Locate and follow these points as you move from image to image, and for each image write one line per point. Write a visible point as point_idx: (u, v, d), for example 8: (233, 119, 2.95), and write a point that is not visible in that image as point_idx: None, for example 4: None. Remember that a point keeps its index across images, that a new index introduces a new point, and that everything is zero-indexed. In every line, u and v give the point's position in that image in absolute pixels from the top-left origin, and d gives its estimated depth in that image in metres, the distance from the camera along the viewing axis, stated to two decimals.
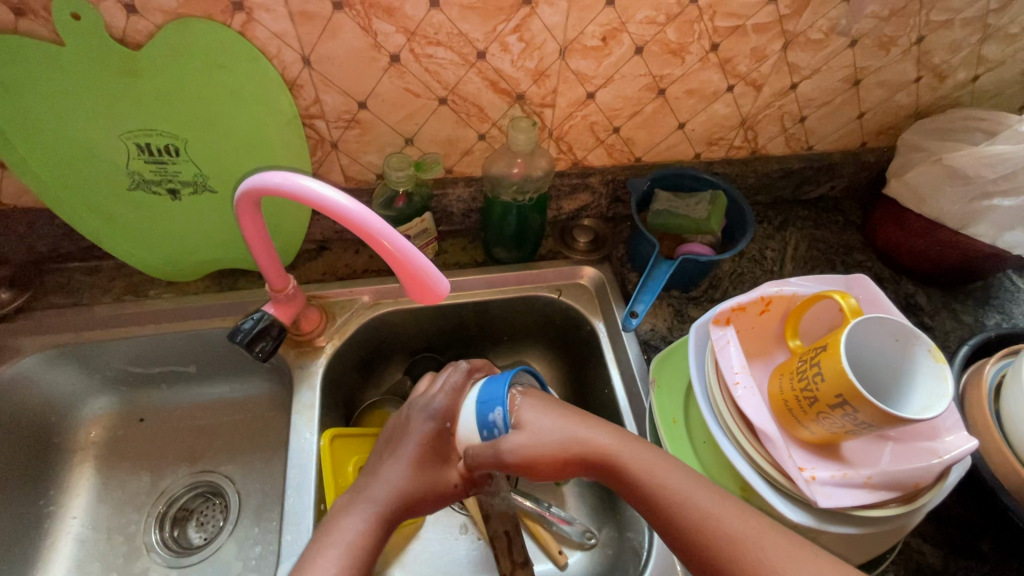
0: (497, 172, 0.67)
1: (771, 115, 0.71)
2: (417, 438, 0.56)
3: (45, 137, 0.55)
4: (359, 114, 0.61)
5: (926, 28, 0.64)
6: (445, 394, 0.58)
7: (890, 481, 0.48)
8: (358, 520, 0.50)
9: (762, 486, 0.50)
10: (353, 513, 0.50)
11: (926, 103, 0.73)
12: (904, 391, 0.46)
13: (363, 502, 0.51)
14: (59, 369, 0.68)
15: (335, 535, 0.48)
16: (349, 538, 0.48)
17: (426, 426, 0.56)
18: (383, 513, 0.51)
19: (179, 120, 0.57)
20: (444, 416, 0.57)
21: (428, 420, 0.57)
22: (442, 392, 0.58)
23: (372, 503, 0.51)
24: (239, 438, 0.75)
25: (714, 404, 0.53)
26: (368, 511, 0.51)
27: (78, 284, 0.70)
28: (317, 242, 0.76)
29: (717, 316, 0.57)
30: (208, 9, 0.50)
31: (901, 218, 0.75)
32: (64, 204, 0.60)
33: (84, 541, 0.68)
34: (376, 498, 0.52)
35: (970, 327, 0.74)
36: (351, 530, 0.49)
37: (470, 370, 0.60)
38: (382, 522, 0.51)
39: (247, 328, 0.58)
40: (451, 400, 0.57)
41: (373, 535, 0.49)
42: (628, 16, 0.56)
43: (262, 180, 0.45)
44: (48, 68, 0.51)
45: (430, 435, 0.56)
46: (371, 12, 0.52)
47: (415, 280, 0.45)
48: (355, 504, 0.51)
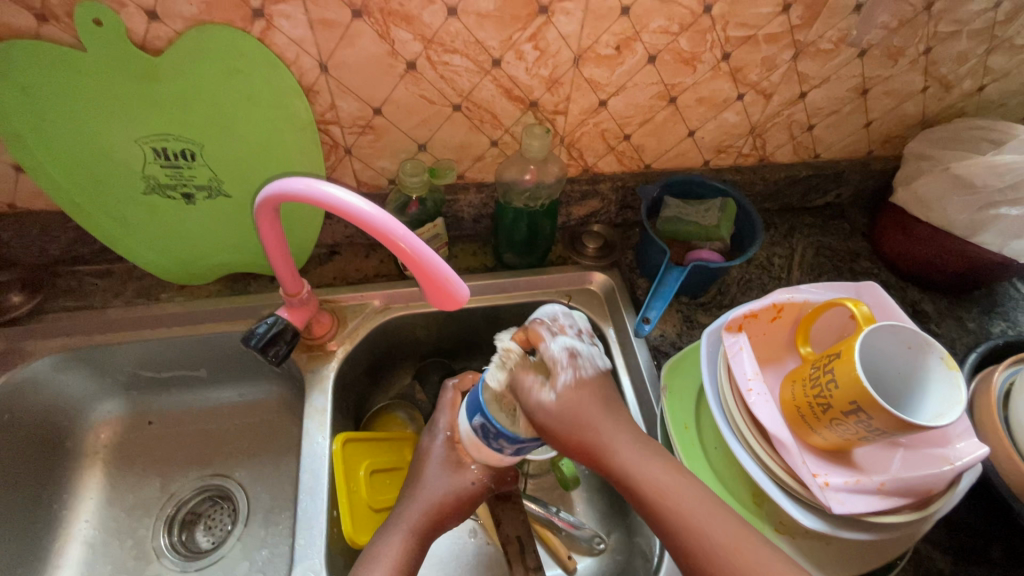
0: (509, 178, 0.67)
1: (780, 123, 0.72)
2: (437, 453, 0.58)
3: (62, 140, 0.55)
4: (374, 120, 0.61)
5: (933, 39, 0.65)
6: (446, 412, 0.61)
7: (903, 487, 0.49)
8: (395, 539, 0.52)
9: (775, 492, 0.50)
10: (391, 534, 0.53)
11: (933, 112, 0.74)
12: (917, 398, 0.47)
13: (399, 522, 0.54)
14: (70, 372, 0.68)
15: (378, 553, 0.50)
16: (390, 554, 0.50)
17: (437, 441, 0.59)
18: (418, 528, 0.53)
19: (195, 124, 0.57)
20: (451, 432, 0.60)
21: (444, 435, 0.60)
22: (444, 411, 0.61)
23: (407, 522, 0.54)
24: (248, 442, 0.75)
25: (727, 410, 0.54)
26: (404, 527, 0.53)
27: (90, 287, 0.70)
28: (327, 246, 0.77)
29: (729, 322, 0.57)
30: (229, 15, 0.51)
31: (907, 226, 0.75)
32: (79, 207, 0.60)
33: (95, 545, 0.68)
34: (409, 514, 0.54)
35: (975, 334, 0.74)
36: (394, 548, 0.51)
37: (459, 386, 0.62)
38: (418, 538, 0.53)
39: (261, 332, 0.58)
40: (452, 417, 0.61)
41: (415, 552, 0.52)
42: (643, 25, 0.57)
43: (283, 186, 0.45)
44: (68, 73, 0.51)
45: (449, 450, 0.58)
46: (389, 20, 0.52)
47: (434, 285, 0.45)
48: (390, 525, 0.54)
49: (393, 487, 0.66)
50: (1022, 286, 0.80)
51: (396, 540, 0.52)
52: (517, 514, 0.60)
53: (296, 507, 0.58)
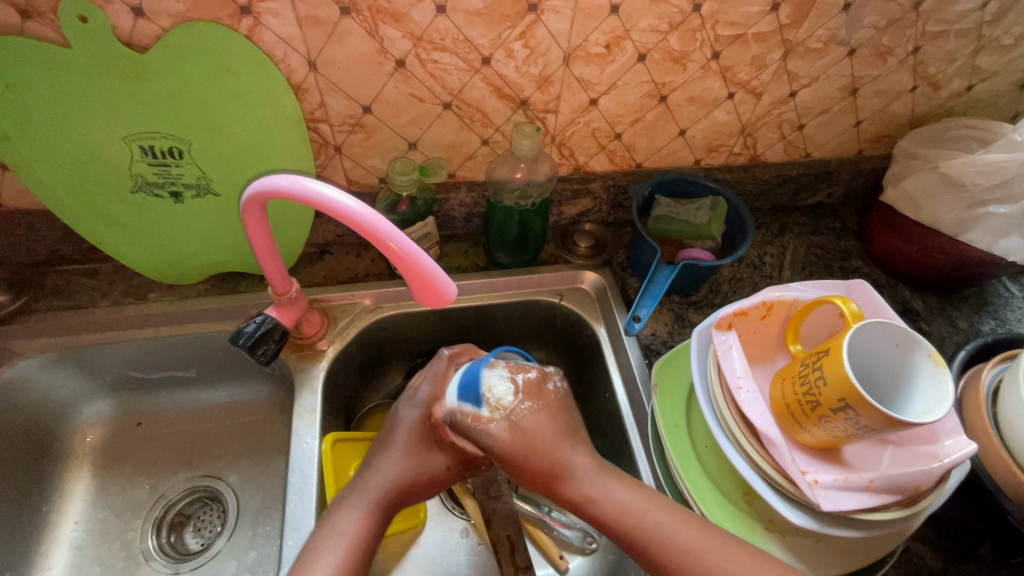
0: (500, 177, 0.67)
1: (771, 122, 0.72)
2: (410, 425, 0.57)
3: (47, 138, 0.55)
4: (364, 118, 0.61)
5: (921, 39, 0.65)
6: (428, 382, 0.59)
7: (891, 484, 0.49)
8: (355, 511, 0.50)
9: (765, 490, 0.50)
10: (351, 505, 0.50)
11: (922, 112, 0.75)
12: (905, 395, 0.47)
13: (361, 493, 0.52)
14: (58, 372, 0.68)
15: (334, 526, 0.49)
16: (347, 527, 0.49)
17: (415, 414, 0.57)
18: (379, 502, 0.51)
19: (183, 123, 0.56)
20: (430, 403, 0.57)
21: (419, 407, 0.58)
22: (426, 380, 0.59)
23: (369, 494, 0.52)
24: (238, 442, 0.75)
25: (717, 408, 0.54)
26: (364, 501, 0.51)
27: (77, 286, 0.70)
28: (318, 245, 0.76)
29: (719, 320, 0.57)
30: (216, 13, 0.50)
31: (897, 225, 0.76)
32: (64, 206, 0.60)
33: (82, 547, 0.67)
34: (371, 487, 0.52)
35: (965, 332, 0.75)
36: (350, 521, 0.49)
37: (453, 357, 0.60)
38: (378, 510, 0.51)
39: (250, 331, 0.58)
40: (435, 388, 0.58)
41: (372, 525, 0.50)
42: (632, 24, 0.57)
43: (269, 183, 0.45)
44: (53, 70, 0.51)
45: (424, 422, 0.57)
46: (378, 17, 0.52)
47: (422, 283, 0.45)
48: (351, 495, 0.52)
49: None
50: (1011, 284, 0.81)
51: (355, 512, 0.50)
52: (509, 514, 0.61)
53: (285, 507, 0.58)
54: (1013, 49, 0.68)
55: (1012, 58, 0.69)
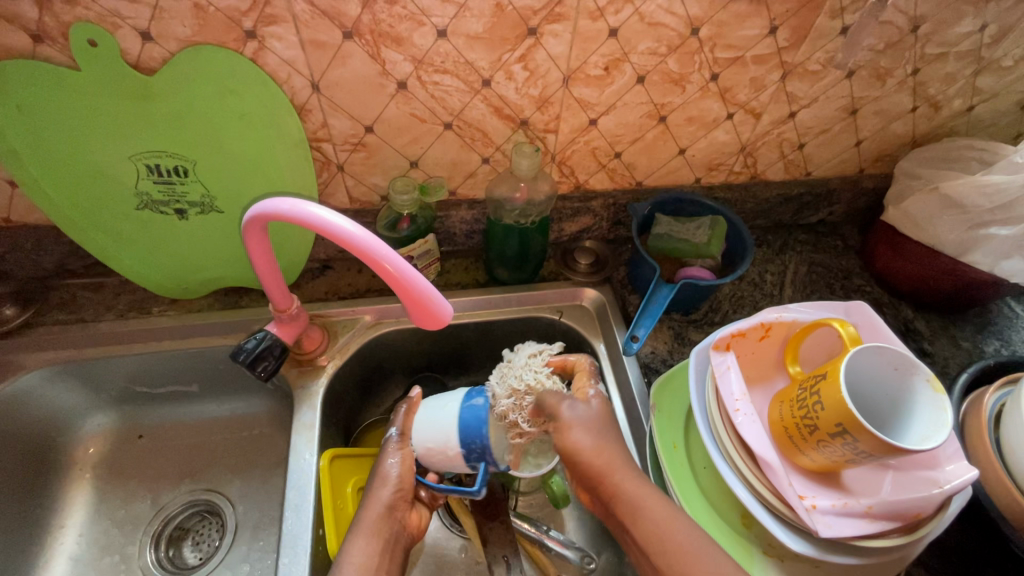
0: (500, 196, 0.68)
1: (770, 142, 0.72)
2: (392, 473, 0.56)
3: (56, 157, 0.56)
4: (366, 138, 0.62)
5: (920, 61, 0.65)
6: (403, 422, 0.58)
7: (890, 510, 0.48)
8: (360, 548, 0.51)
9: (762, 514, 0.50)
10: (353, 541, 0.52)
11: (923, 132, 0.75)
12: (904, 421, 0.46)
13: (360, 529, 0.53)
14: (61, 384, 0.69)
15: (344, 563, 0.50)
16: (354, 564, 0.50)
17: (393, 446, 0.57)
18: (383, 533, 0.53)
19: (188, 143, 0.58)
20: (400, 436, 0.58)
21: (400, 453, 0.57)
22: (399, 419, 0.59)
23: (369, 532, 0.53)
24: (239, 456, 0.75)
25: (715, 430, 0.53)
26: (367, 531, 0.53)
27: (82, 300, 0.71)
28: (320, 261, 0.77)
29: (717, 341, 0.57)
30: (221, 37, 0.51)
31: (899, 245, 0.75)
32: (70, 221, 0.61)
33: (80, 561, 0.67)
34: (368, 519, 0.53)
35: (968, 353, 0.74)
36: (357, 555, 0.51)
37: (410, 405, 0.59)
38: (381, 547, 0.52)
39: (249, 348, 0.58)
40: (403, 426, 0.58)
41: (376, 562, 0.51)
42: (630, 47, 0.58)
43: (270, 206, 0.46)
44: (62, 92, 0.52)
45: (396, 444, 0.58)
46: (379, 41, 0.53)
47: (419, 304, 0.46)
48: (355, 533, 0.52)
49: None
50: (1016, 304, 0.80)
51: (360, 550, 0.51)
52: (506, 534, 0.62)
53: (281, 525, 0.58)
54: (1013, 71, 0.69)
55: (1013, 79, 0.69)
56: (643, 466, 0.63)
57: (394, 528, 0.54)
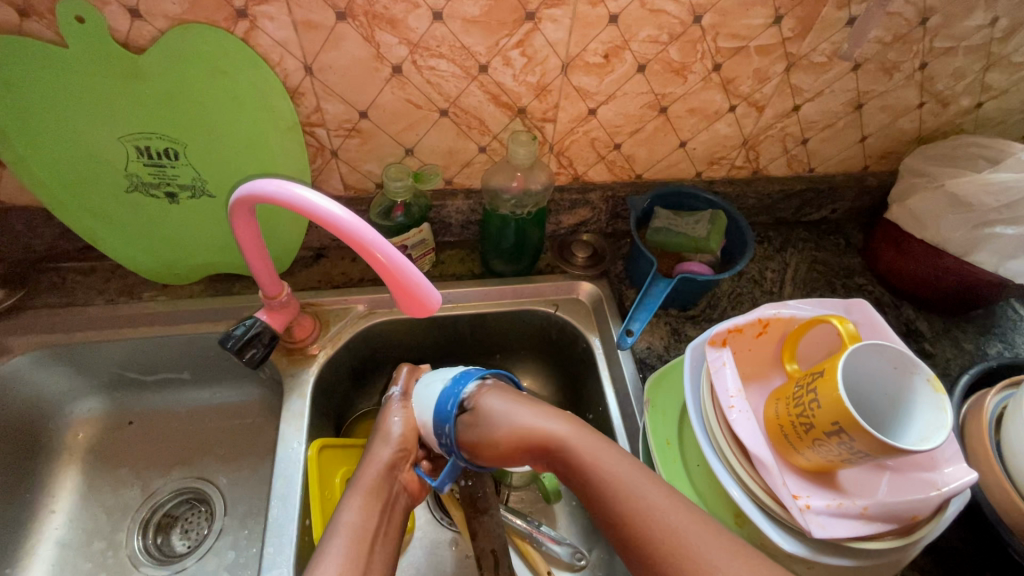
0: (496, 185, 0.67)
1: (773, 136, 0.71)
2: (393, 437, 0.58)
3: (43, 136, 0.55)
4: (360, 123, 0.61)
5: (928, 55, 0.64)
6: (404, 381, 0.63)
7: (886, 512, 0.47)
8: (355, 506, 0.51)
9: (754, 514, 0.48)
10: (350, 499, 0.52)
11: (929, 129, 0.73)
12: (902, 421, 0.45)
13: (354, 490, 0.53)
14: (50, 369, 0.68)
15: (340, 521, 0.50)
16: (349, 520, 0.50)
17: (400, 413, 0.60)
18: (379, 490, 0.54)
19: (178, 124, 0.57)
20: (404, 398, 0.62)
21: (403, 413, 0.60)
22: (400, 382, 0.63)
23: (365, 489, 0.53)
24: (229, 444, 0.74)
25: (709, 427, 0.52)
26: (364, 490, 0.53)
27: (73, 284, 0.70)
28: (314, 249, 0.76)
29: (713, 336, 0.56)
30: (212, 16, 0.50)
31: (902, 243, 0.74)
32: (59, 202, 0.60)
33: (67, 546, 0.67)
34: (363, 481, 0.54)
35: (970, 354, 0.73)
36: (353, 513, 0.51)
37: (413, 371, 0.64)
38: (378, 504, 0.53)
39: (238, 333, 0.58)
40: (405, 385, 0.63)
41: (374, 519, 0.51)
42: (631, 34, 0.56)
43: (257, 188, 0.45)
44: (49, 69, 0.51)
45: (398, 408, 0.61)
46: (374, 23, 0.52)
47: (407, 292, 0.45)
48: (349, 494, 0.53)
49: None
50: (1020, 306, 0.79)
51: (359, 508, 0.51)
52: (494, 528, 0.62)
53: (267, 514, 0.57)
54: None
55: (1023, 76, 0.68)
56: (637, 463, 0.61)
57: (392, 489, 0.55)
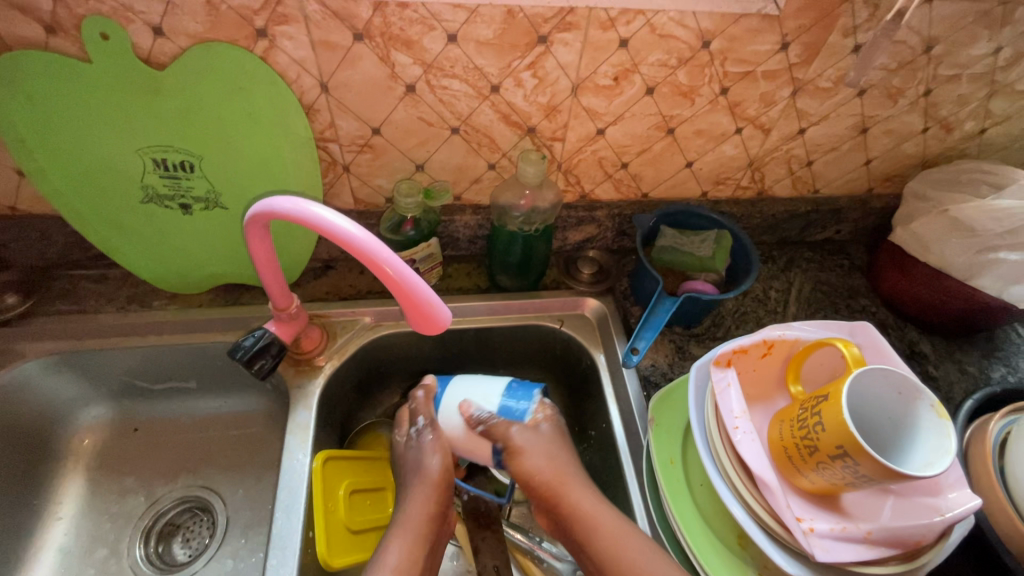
0: (505, 202, 0.68)
1: (778, 158, 0.72)
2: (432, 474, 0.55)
3: (64, 148, 0.56)
4: (372, 139, 0.62)
5: (933, 82, 0.65)
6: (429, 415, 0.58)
7: (889, 536, 0.48)
8: (397, 552, 0.50)
9: (759, 536, 0.49)
10: (392, 545, 0.51)
11: (933, 153, 0.74)
12: (906, 446, 0.45)
13: (396, 531, 0.52)
14: (59, 375, 0.69)
15: (380, 564, 0.49)
16: (392, 566, 0.49)
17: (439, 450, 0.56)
18: (422, 533, 0.52)
19: (195, 139, 0.58)
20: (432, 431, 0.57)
21: (439, 444, 0.57)
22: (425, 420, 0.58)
23: (405, 531, 0.52)
24: (233, 455, 0.75)
25: (713, 447, 0.52)
26: (407, 531, 0.52)
27: (84, 291, 0.71)
28: (322, 261, 0.77)
29: (718, 356, 0.56)
30: (232, 35, 0.52)
31: (906, 266, 0.75)
32: (76, 212, 0.61)
33: (70, 553, 0.67)
34: (404, 522, 0.53)
35: (974, 378, 0.73)
36: (395, 556, 0.50)
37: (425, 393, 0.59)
38: (420, 546, 0.51)
39: (248, 345, 0.58)
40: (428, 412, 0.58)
41: (417, 566, 0.50)
42: (641, 58, 0.58)
43: (272, 205, 0.46)
44: (72, 83, 0.52)
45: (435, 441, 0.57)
46: (390, 44, 0.53)
47: (417, 309, 0.46)
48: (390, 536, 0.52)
49: (372, 508, 0.65)
50: None
51: (398, 551, 0.50)
52: (497, 545, 0.63)
53: (270, 525, 0.57)
54: None
55: None
56: (640, 479, 0.62)
57: (435, 527, 0.53)
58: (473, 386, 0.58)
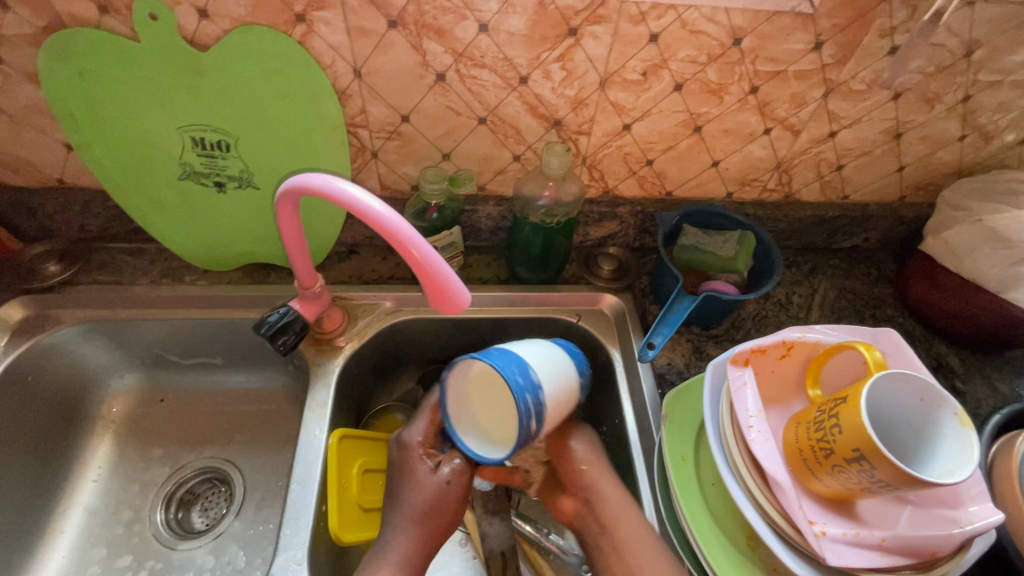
0: (528, 193, 0.68)
1: (808, 161, 0.71)
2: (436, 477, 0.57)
3: (109, 123, 0.59)
4: (401, 127, 0.63)
5: (972, 87, 0.63)
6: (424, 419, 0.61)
7: (905, 545, 0.47)
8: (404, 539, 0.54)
9: (770, 538, 0.48)
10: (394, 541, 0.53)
11: (970, 162, 0.72)
12: (925, 454, 0.45)
13: (402, 522, 0.55)
14: (95, 341, 0.72)
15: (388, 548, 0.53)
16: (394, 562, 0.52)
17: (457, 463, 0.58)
18: (428, 526, 0.55)
19: (232, 119, 0.60)
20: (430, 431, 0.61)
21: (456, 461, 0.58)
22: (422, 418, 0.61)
23: (410, 523, 0.55)
24: (253, 429, 0.77)
25: (726, 445, 0.52)
26: (412, 524, 0.55)
27: (121, 264, 0.74)
28: (347, 245, 0.79)
29: (736, 355, 0.56)
30: (273, 18, 0.53)
31: (937, 277, 0.73)
32: (117, 186, 0.64)
33: (97, 513, 0.70)
34: (412, 514, 0.55)
35: (1004, 397, 0.70)
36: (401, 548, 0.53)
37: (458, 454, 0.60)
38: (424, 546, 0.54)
39: (272, 320, 0.60)
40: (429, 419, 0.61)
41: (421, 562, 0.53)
42: (670, 53, 0.58)
43: (304, 181, 0.47)
44: (120, 61, 0.54)
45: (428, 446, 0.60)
46: (423, 32, 0.54)
47: (438, 289, 0.46)
48: (397, 522, 0.55)
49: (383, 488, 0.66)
50: None
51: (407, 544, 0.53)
52: (504, 531, 0.65)
53: (286, 496, 0.59)
54: None
55: None
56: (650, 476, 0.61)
57: (442, 527, 0.56)
58: (548, 365, 0.53)
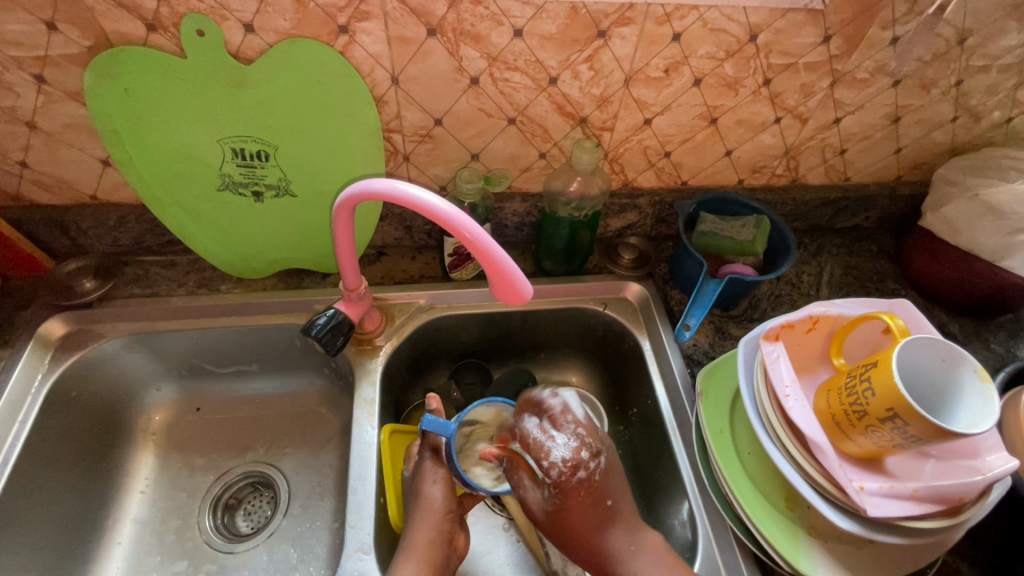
0: (556, 189, 0.72)
1: (814, 146, 0.75)
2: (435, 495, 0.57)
3: (152, 138, 0.60)
4: (434, 130, 0.65)
5: (964, 72, 0.68)
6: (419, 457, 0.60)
7: (935, 494, 0.51)
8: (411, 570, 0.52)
9: (811, 495, 0.52)
10: (404, 563, 0.52)
11: (961, 141, 0.78)
12: (949, 408, 0.49)
13: (405, 552, 0.53)
14: (134, 354, 0.73)
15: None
16: None
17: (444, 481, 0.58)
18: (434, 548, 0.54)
19: (274, 129, 0.61)
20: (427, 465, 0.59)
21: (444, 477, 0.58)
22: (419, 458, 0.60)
23: (416, 552, 0.53)
24: (292, 431, 0.79)
25: (765, 414, 0.56)
26: (418, 551, 0.53)
27: (155, 276, 0.75)
28: (376, 248, 0.81)
29: (766, 331, 0.60)
30: (316, 31, 0.55)
31: (936, 250, 0.78)
32: (157, 200, 0.65)
33: (147, 523, 0.71)
34: (416, 542, 0.54)
35: (1002, 356, 0.76)
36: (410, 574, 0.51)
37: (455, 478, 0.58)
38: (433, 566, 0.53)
39: (321, 323, 0.62)
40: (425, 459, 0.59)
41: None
42: (691, 51, 0.61)
43: (363, 187, 0.50)
44: (166, 78, 0.56)
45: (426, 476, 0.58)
46: (460, 39, 0.57)
47: (503, 279, 0.49)
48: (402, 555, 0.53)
49: None
50: None
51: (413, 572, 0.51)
52: None
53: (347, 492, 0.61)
54: None
55: None
56: (688, 450, 0.65)
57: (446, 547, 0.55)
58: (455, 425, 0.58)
